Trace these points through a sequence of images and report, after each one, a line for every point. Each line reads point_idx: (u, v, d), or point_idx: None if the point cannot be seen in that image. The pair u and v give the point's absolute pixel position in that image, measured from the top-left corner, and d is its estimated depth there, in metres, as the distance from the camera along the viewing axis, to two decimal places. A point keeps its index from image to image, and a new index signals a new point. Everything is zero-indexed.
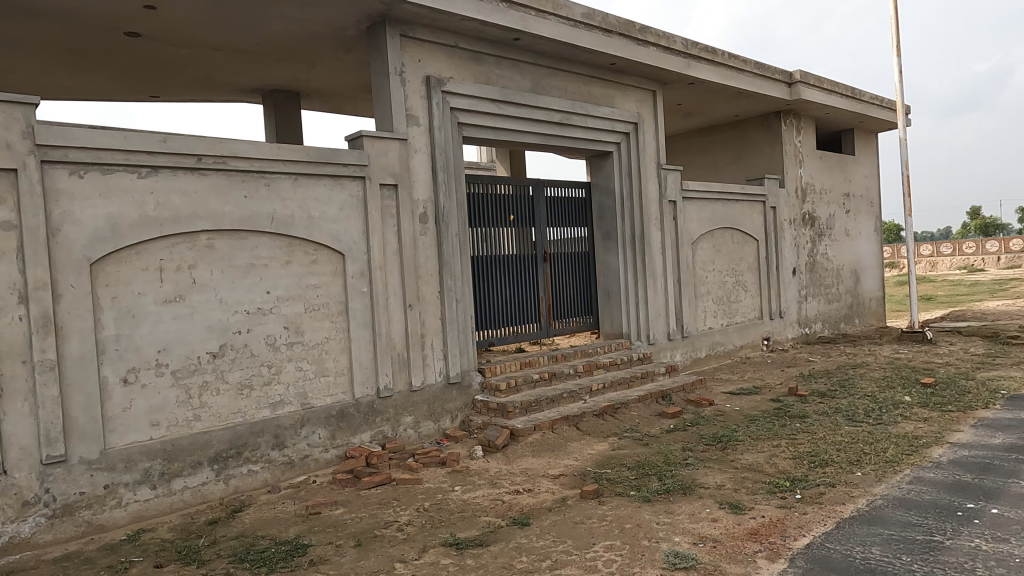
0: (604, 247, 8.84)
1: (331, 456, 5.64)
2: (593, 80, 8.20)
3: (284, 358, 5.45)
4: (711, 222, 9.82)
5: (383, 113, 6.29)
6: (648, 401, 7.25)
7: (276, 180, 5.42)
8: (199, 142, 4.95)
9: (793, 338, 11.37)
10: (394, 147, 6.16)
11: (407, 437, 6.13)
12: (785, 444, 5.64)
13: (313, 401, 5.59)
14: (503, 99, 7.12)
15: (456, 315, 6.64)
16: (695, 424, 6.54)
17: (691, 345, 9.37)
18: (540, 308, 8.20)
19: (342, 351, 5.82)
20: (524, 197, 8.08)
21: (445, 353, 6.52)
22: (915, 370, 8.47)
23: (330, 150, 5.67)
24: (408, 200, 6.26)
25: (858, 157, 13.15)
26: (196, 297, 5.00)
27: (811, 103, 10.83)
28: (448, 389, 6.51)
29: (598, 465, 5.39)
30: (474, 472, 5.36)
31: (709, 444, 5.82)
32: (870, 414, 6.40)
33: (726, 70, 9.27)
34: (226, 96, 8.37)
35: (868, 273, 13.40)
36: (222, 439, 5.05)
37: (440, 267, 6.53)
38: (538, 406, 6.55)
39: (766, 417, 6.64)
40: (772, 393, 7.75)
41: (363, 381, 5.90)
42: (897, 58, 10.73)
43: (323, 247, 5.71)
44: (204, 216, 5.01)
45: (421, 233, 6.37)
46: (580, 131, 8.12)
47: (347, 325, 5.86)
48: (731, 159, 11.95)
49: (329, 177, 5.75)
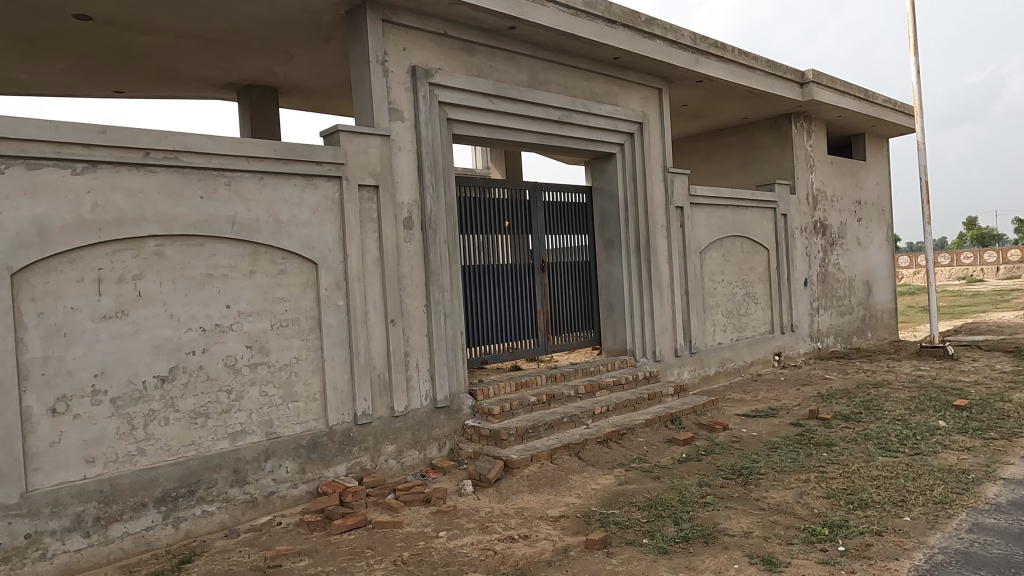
0: (606, 257, 8.20)
1: (301, 493, 4.96)
2: (595, 76, 7.59)
3: (246, 382, 4.78)
4: (720, 229, 9.20)
5: (364, 107, 5.66)
6: (656, 426, 6.59)
7: (239, 179, 4.77)
8: (147, 134, 4.30)
9: (805, 353, 10.73)
10: (375, 144, 5.53)
11: (388, 470, 5.45)
12: (814, 479, 4.98)
13: (280, 430, 4.92)
14: (497, 94, 6.49)
15: (444, 331, 5.98)
16: (710, 453, 5.88)
17: (698, 361, 8.72)
18: (538, 322, 7.55)
19: (313, 373, 5.15)
20: (521, 202, 7.44)
21: (432, 374, 5.85)
22: (942, 389, 7.83)
23: (302, 146, 5.03)
24: (391, 203, 5.62)
25: (869, 163, 12.58)
26: (142, 312, 4.33)
27: (823, 104, 10.25)
28: (435, 413, 5.85)
29: (604, 504, 4.73)
30: (462, 513, 4.68)
31: (728, 478, 5.17)
32: (905, 443, 5.75)
33: (736, 68, 8.68)
34: (198, 92, 7.75)
35: (880, 284, 12.79)
36: (171, 476, 4.38)
37: (427, 277, 5.87)
38: (536, 432, 5.88)
39: (788, 444, 5.99)
40: (791, 415, 7.10)
41: (339, 406, 5.23)
42: (915, 57, 10.16)
43: (292, 255, 5.05)
44: (151, 219, 4.36)
45: (405, 240, 5.71)
46: (581, 131, 7.50)
47: (320, 343, 5.19)
48: (738, 164, 11.35)
49: (301, 177, 5.11)
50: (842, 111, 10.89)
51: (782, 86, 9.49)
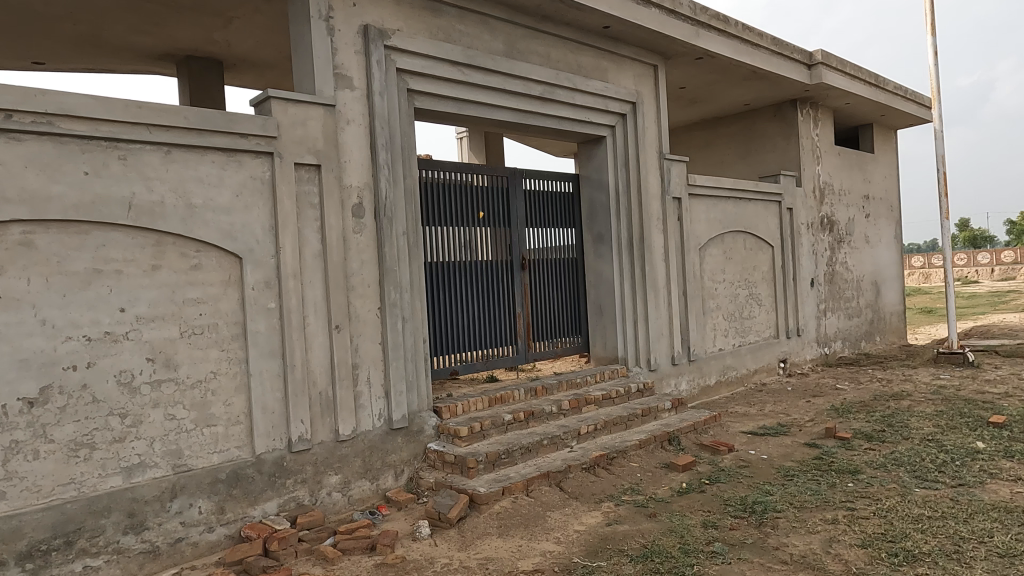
0: (595, 253, 7.30)
1: (217, 539, 4.05)
2: (582, 48, 6.72)
3: (145, 404, 3.86)
4: (722, 224, 8.33)
5: (304, 72, 4.74)
6: (651, 448, 5.71)
7: (138, 152, 3.85)
8: (7, 91, 3.38)
9: (812, 359, 9.88)
10: (317, 115, 4.63)
11: (331, 505, 4.55)
12: (842, 521, 4.10)
13: (190, 462, 4.01)
14: (468, 63, 5.60)
15: (403, 339, 5.07)
16: (715, 481, 5.01)
17: (698, 370, 7.85)
18: (517, 327, 6.66)
19: (236, 392, 4.23)
20: (498, 190, 6.55)
21: (387, 390, 4.93)
22: (971, 403, 6.97)
23: (221, 114, 4.12)
24: (336, 185, 4.71)
25: (877, 155, 11.77)
26: (4, 317, 3.41)
27: (832, 88, 9.41)
28: (391, 436, 4.93)
29: (589, 553, 3.84)
30: (413, 565, 3.78)
31: (739, 517, 4.28)
32: (943, 471, 4.91)
33: (740, 44, 7.81)
34: (131, 64, 6.83)
35: (889, 284, 11.96)
36: (41, 525, 3.47)
37: (382, 275, 4.95)
38: (510, 458, 4.98)
39: (806, 471, 5.13)
40: (805, 434, 6.24)
41: (270, 431, 4.33)
42: (932, 38, 9.31)
43: (209, 246, 4.13)
44: (17, 200, 3.44)
45: (354, 230, 4.80)
46: (567, 110, 6.62)
47: (245, 355, 4.27)
48: (739, 154, 10.49)
49: (221, 152, 4.19)
50: (851, 98, 10.06)
51: (789, 66, 8.63)
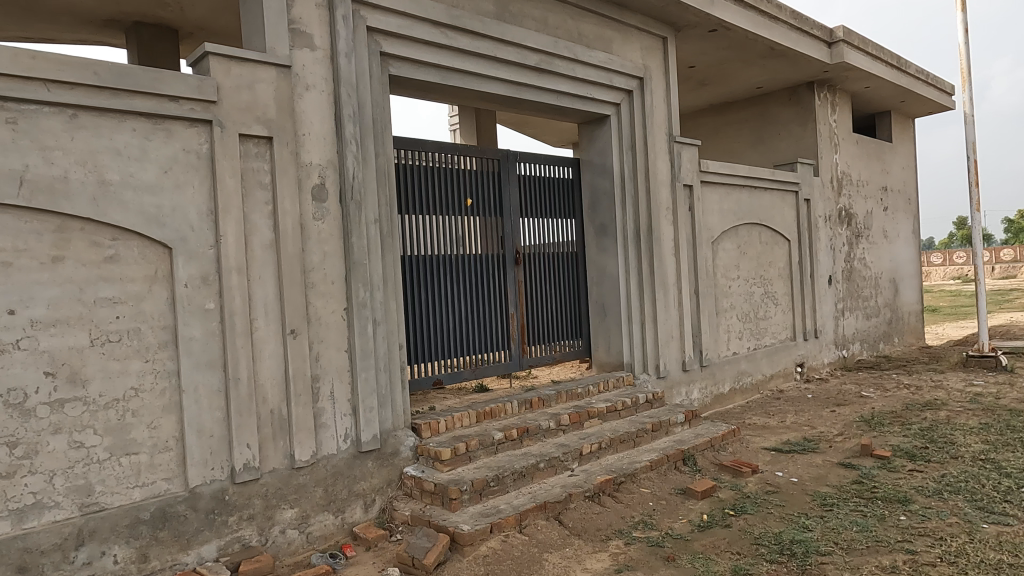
0: (598, 246, 6.54)
1: None
2: (583, 15, 5.96)
3: (43, 429, 3.09)
4: (736, 215, 7.59)
5: (254, 27, 3.98)
6: (664, 470, 4.96)
7: (33, 115, 3.08)
8: None
9: (830, 364, 9.15)
10: (268, 77, 3.86)
11: (284, 546, 3.79)
12: (904, 570, 3.34)
13: (103, 500, 3.24)
14: (451, 24, 4.84)
15: (375, 345, 4.31)
16: (742, 512, 4.26)
17: (710, 377, 7.10)
18: (510, 329, 5.91)
19: (165, 411, 3.46)
20: (488, 175, 5.79)
21: (355, 406, 4.17)
22: (1017, 414, 6.24)
23: (143, 72, 3.35)
24: (292, 163, 3.94)
25: (895, 144, 11.05)
26: None
27: (853, 69, 8.67)
28: (359, 460, 4.18)
29: None
30: None
31: (777, 563, 3.53)
32: (1011, 501, 4.15)
33: (757, 15, 7.06)
34: (75, 32, 6.05)
35: (907, 282, 11.23)
36: None
37: (348, 269, 4.19)
38: (500, 486, 4.22)
39: (847, 499, 4.38)
40: (838, 451, 5.50)
41: (208, 459, 3.56)
42: (961, 14, 8.58)
43: (129, 234, 3.37)
44: None
45: (314, 217, 4.04)
46: (567, 85, 5.86)
47: (176, 366, 3.50)
48: (751, 142, 9.75)
49: (145, 118, 3.42)
50: (872, 81, 9.32)
51: (810, 42, 7.88)
